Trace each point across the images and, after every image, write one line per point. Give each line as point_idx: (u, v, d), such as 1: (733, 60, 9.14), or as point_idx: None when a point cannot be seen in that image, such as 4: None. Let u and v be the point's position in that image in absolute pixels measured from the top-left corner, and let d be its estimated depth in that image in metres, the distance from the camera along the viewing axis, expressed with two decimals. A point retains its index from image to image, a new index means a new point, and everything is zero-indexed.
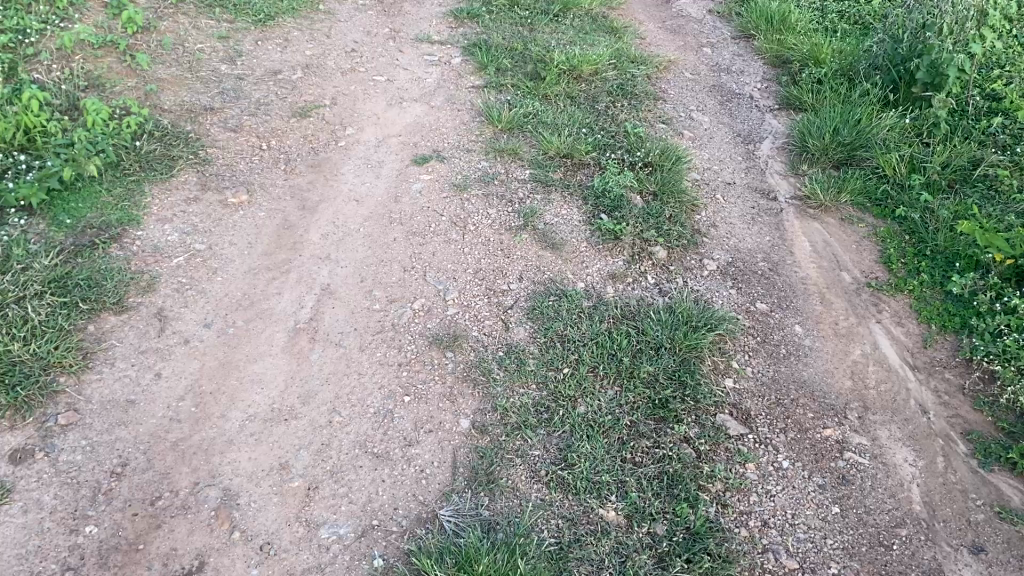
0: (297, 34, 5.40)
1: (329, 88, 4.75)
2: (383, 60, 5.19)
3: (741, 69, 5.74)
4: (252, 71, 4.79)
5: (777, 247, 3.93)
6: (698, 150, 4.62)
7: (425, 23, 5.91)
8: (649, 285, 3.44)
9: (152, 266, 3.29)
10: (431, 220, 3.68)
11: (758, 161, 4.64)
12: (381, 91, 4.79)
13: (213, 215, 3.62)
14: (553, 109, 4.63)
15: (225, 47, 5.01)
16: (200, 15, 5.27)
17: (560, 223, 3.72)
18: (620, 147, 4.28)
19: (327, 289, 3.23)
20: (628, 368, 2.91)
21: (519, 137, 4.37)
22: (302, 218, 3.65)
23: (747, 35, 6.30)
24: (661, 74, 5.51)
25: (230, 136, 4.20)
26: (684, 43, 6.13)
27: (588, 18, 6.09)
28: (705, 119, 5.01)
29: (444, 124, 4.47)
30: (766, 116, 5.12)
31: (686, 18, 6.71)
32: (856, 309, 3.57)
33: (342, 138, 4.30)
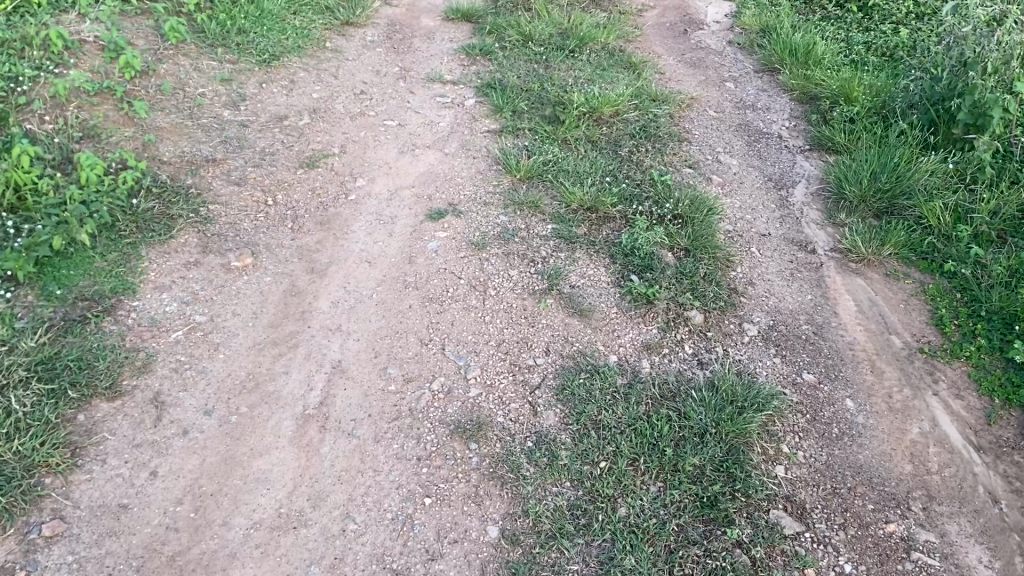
0: (303, 74, 5.18)
1: (337, 135, 4.52)
2: (393, 103, 4.97)
3: (767, 105, 5.50)
4: (256, 117, 4.56)
5: (819, 308, 3.66)
6: (729, 198, 4.36)
7: (436, 60, 5.69)
8: (687, 356, 3.17)
9: (148, 342, 3.03)
10: (449, 282, 3.41)
11: (793, 208, 4.39)
12: (393, 137, 4.56)
13: (215, 282, 3.37)
14: (574, 155, 4.38)
15: (227, 90, 4.79)
16: (202, 56, 5.05)
17: (587, 285, 3.43)
18: (647, 198, 4.02)
19: (337, 367, 2.96)
20: (671, 461, 2.65)
21: (539, 187, 4.10)
22: (310, 282, 3.39)
23: (770, 68, 6.05)
24: (684, 111, 5.25)
25: (233, 190, 3.96)
26: (705, 78, 5.89)
27: (604, 53, 5.86)
28: (733, 161, 4.75)
29: (459, 173, 4.23)
30: (797, 158, 4.87)
31: (706, 50, 6.48)
32: (910, 379, 3.30)
33: (353, 191, 4.05)
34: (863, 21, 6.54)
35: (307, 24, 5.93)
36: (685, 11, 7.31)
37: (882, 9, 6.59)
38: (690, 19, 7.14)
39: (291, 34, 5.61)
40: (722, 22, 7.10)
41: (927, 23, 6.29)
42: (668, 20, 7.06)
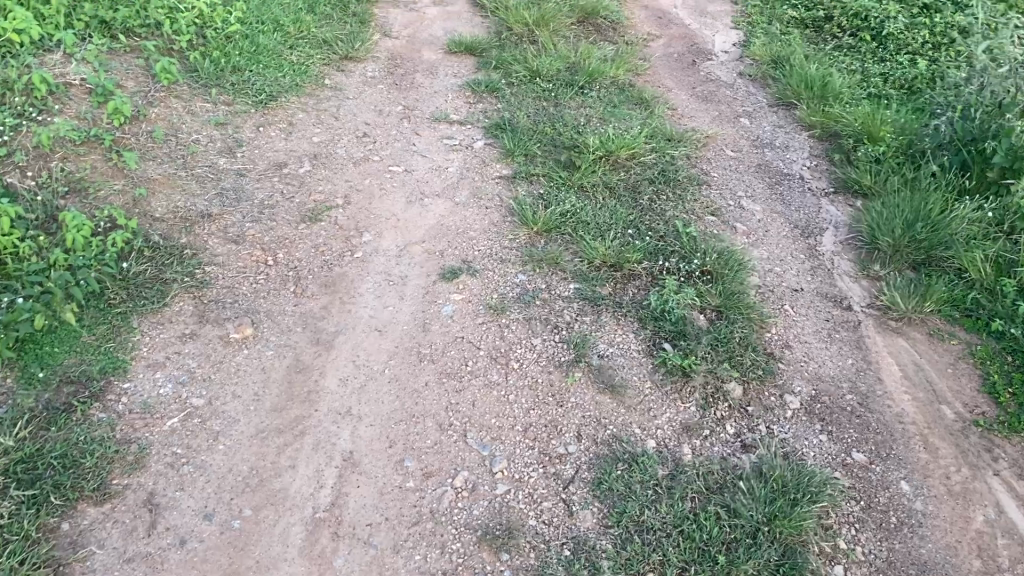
0: (301, 115, 4.93)
1: (340, 183, 4.27)
2: (397, 146, 4.71)
3: (786, 143, 5.27)
4: (253, 165, 4.31)
5: (863, 374, 3.41)
6: (756, 248, 4.11)
7: (440, 97, 5.45)
8: (729, 438, 2.91)
9: (141, 432, 2.76)
10: (467, 354, 3.13)
11: (823, 259, 4.15)
12: (399, 185, 4.31)
13: (212, 358, 3.10)
14: (592, 205, 4.14)
15: (222, 135, 4.53)
16: (195, 98, 4.81)
17: (617, 355, 3.16)
18: (674, 252, 3.76)
19: (349, 460, 2.71)
20: (722, 568, 2.43)
21: (558, 241, 3.84)
22: (316, 355, 3.12)
23: (787, 102, 5.83)
24: (701, 151, 5.01)
25: (230, 248, 3.70)
26: (719, 113, 5.67)
27: (615, 88, 5.63)
28: (757, 206, 4.50)
29: (472, 225, 3.97)
30: (822, 201, 4.64)
31: (717, 82, 6.26)
32: (968, 457, 3.07)
33: (358, 248, 3.78)
34: (879, 51, 6.34)
35: (304, 59, 5.73)
36: (693, 40, 7.11)
37: (898, 38, 6.39)
38: (699, 49, 6.93)
39: (288, 71, 5.37)
40: (731, 52, 6.90)
41: (946, 53, 6.09)
42: (676, 50, 6.85)
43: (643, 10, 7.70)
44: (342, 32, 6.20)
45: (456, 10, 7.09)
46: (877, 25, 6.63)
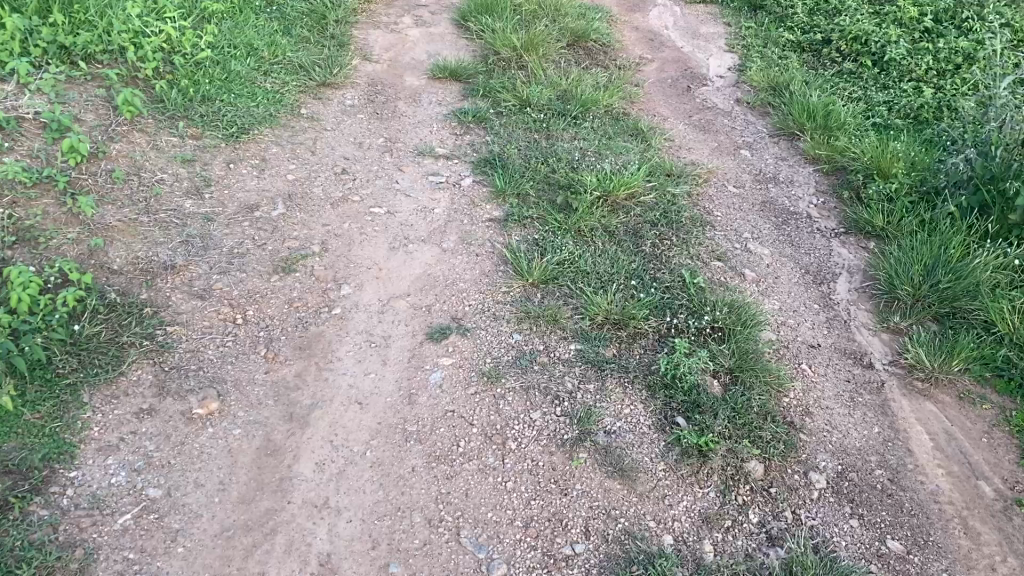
0: (275, 149, 4.61)
1: (317, 227, 3.94)
2: (379, 183, 4.40)
3: (790, 178, 5.00)
4: (223, 208, 3.98)
5: (891, 445, 3.11)
6: (766, 298, 3.82)
7: (425, 128, 5.15)
8: (753, 529, 2.62)
9: (87, 534, 2.42)
10: (459, 432, 2.82)
11: (838, 309, 3.86)
12: (382, 229, 3.99)
13: (173, 439, 2.77)
14: (591, 251, 3.84)
15: (189, 173, 4.20)
16: (161, 132, 4.48)
17: (624, 431, 2.86)
18: (681, 307, 3.46)
19: (327, 565, 2.41)
20: None
21: (555, 294, 3.53)
22: (288, 435, 2.81)
23: (788, 133, 5.56)
24: (702, 188, 4.73)
25: (195, 305, 3.37)
26: (718, 145, 5.41)
27: (608, 119, 5.36)
28: (765, 249, 4.21)
29: (461, 276, 3.65)
30: (833, 243, 4.36)
31: (714, 111, 5.99)
32: (1013, 543, 2.78)
33: (337, 303, 3.46)
34: (881, 77, 6.10)
35: (280, 86, 5.42)
36: (686, 65, 6.86)
37: (900, 64, 6.15)
38: (692, 74, 6.69)
39: (262, 100, 5.05)
40: (726, 77, 6.66)
41: (951, 80, 5.85)
42: (669, 76, 6.59)
43: (634, 32, 7.45)
44: (320, 57, 5.90)
45: (439, 32, 6.82)
46: (877, 49, 6.40)
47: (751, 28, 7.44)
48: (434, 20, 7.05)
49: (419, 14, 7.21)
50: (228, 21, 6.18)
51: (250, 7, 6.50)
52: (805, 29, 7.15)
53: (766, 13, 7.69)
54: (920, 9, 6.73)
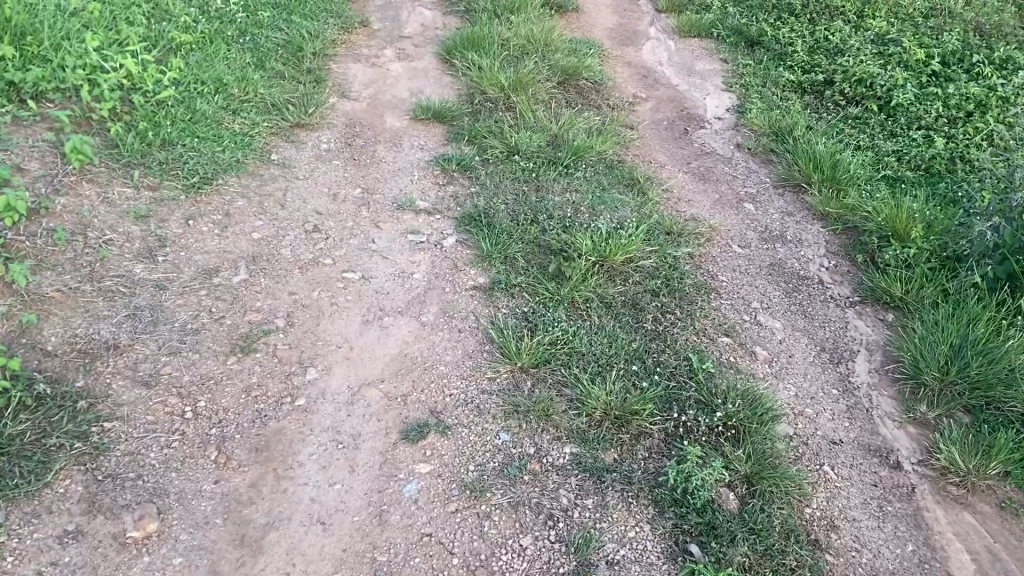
0: (239, 202, 4.21)
1: (283, 295, 3.55)
2: (354, 242, 4.02)
3: (799, 237, 4.66)
4: (178, 273, 3.59)
5: (927, 568, 2.76)
6: (779, 382, 3.46)
7: (405, 177, 4.80)
8: None
9: None
10: (436, 563, 2.46)
11: (859, 395, 3.50)
12: (355, 298, 3.59)
13: (100, 572, 2.37)
14: (588, 327, 3.45)
15: (141, 232, 3.80)
16: (113, 182, 4.09)
17: (629, 562, 2.51)
18: (690, 399, 3.08)
19: None
20: None
21: (548, 381, 3.13)
22: (238, 564, 2.42)
23: (793, 184, 5.24)
24: (705, 249, 4.37)
25: (139, 394, 2.95)
26: (719, 196, 5.07)
27: (602, 167, 5.02)
28: (777, 320, 3.86)
29: (442, 356, 3.25)
30: (848, 314, 4.01)
31: (713, 157, 5.66)
32: None
33: (300, 392, 3.04)
34: (888, 123, 5.79)
35: (249, 127, 5.04)
36: (681, 105, 6.55)
37: (908, 110, 5.86)
38: (688, 114, 6.38)
39: (229, 145, 4.68)
40: (724, 118, 6.34)
41: (963, 129, 5.57)
42: (664, 117, 6.27)
43: (625, 68, 7.15)
44: (294, 94, 5.55)
45: (423, 67, 6.49)
46: (883, 93, 6.10)
47: (749, 66, 7.15)
48: (417, 54, 6.72)
49: (402, 47, 6.89)
50: (198, 54, 5.84)
51: (222, 39, 6.23)
52: (805, 69, 6.86)
53: (764, 50, 7.42)
54: (926, 52, 6.47)
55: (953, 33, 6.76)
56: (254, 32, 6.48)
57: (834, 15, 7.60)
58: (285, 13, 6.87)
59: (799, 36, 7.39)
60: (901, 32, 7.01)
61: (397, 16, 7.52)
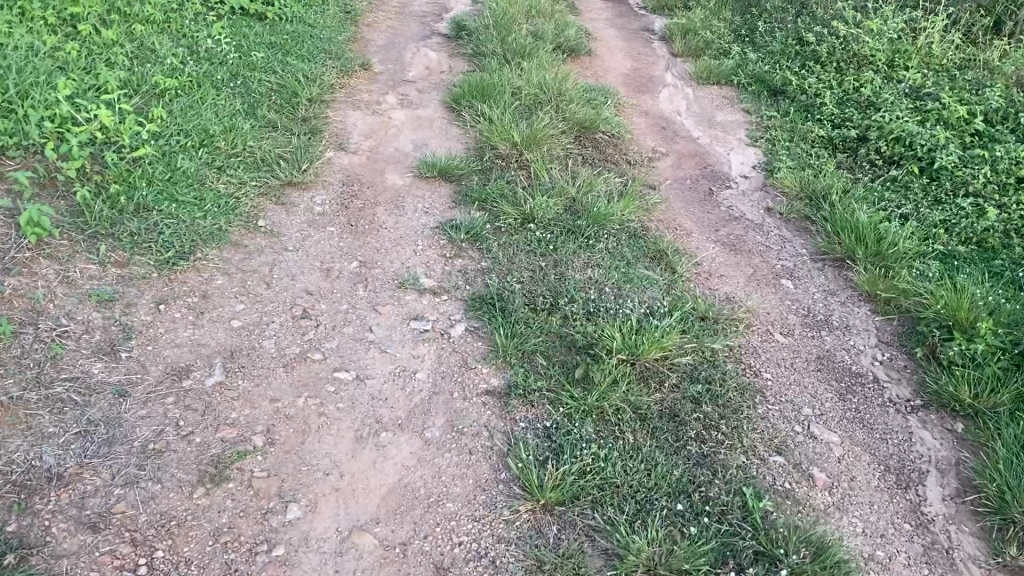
0: (219, 279, 3.73)
1: (263, 402, 3.04)
2: (349, 329, 3.51)
3: (847, 323, 4.17)
4: (143, 373, 3.08)
5: None
6: (843, 516, 2.96)
7: (407, 246, 4.30)
8: None
9: None
10: None
11: (935, 532, 3.00)
12: (349, 404, 3.08)
13: None
14: (621, 446, 2.94)
15: (103, 321, 3.30)
16: (75, 258, 3.61)
17: None
18: (749, 550, 2.61)
19: None
20: None
21: (577, 526, 2.65)
22: None
23: (834, 258, 4.76)
24: (744, 338, 3.88)
25: (83, 542, 2.44)
26: (754, 271, 4.59)
27: (625, 237, 4.55)
28: (834, 433, 3.37)
29: (450, 489, 2.76)
30: (912, 423, 3.51)
31: (743, 222, 5.19)
32: None
33: (280, 539, 2.55)
34: (932, 188, 5.34)
35: (236, 187, 4.56)
36: (704, 160, 6.10)
37: (953, 174, 5.41)
38: (712, 172, 5.91)
39: (212, 210, 4.20)
40: (751, 176, 5.87)
41: (1016, 198, 5.11)
42: (687, 175, 5.81)
43: (643, 118, 6.71)
44: (287, 148, 5.09)
45: (427, 116, 6.05)
46: (925, 154, 5.64)
47: (775, 118, 6.71)
48: (422, 101, 6.29)
49: (405, 92, 6.46)
50: (183, 100, 5.38)
51: (210, 82, 5.80)
52: (836, 122, 6.43)
53: (789, 101, 6.99)
54: (969, 108, 6.03)
55: (996, 88, 6.32)
56: (246, 76, 6.05)
57: (863, 63, 7.17)
58: (280, 55, 6.51)
59: (827, 87, 6.94)
60: (937, 85, 6.58)
61: (400, 59, 7.11)
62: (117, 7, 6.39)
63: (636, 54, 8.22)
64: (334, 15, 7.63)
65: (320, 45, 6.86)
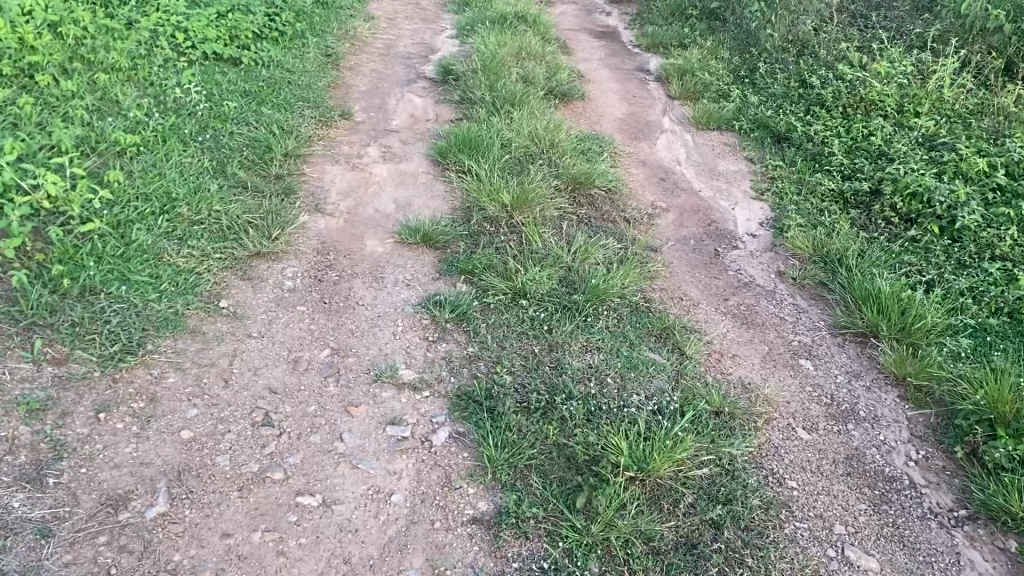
0: (172, 376, 3.30)
1: (213, 539, 2.62)
2: (317, 438, 3.08)
3: (876, 414, 3.76)
4: (73, 503, 2.65)
5: None
6: None
7: (387, 326, 3.87)
8: None
9: None
10: None
11: None
12: (313, 539, 2.66)
13: None
14: None
15: (31, 435, 2.87)
16: (5, 357, 3.19)
17: None
18: None
19: None
20: None
21: None
22: None
23: (856, 332, 4.36)
24: (762, 437, 3.47)
25: None
26: (769, 350, 4.18)
27: (628, 311, 4.14)
28: (871, 557, 2.96)
29: None
30: (959, 541, 3.11)
31: (753, 289, 4.79)
32: None
33: None
34: (955, 250, 4.97)
35: (197, 262, 4.13)
36: (708, 216, 5.71)
37: (976, 234, 5.04)
38: (717, 230, 5.52)
39: (168, 292, 3.79)
40: (759, 235, 5.48)
41: None
42: (690, 233, 5.41)
43: (641, 168, 6.35)
44: (257, 212, 4.68)
45: (412, 171, 5.66)
46: (944, 211, 5.27)
47: (780, 168, 6.35)
48: (405, 154, 5.91)
49: (388, 144, 6.07)
50: (145, 158, 4.98)
51: (176, 136, 5.40)
52: (846, 174, 6.07)
53: (794, 148, 6.64)
54: (988, 160, 5.68)
55: (1015, 138, 5.97)
56: (216, 128, 5.65)
57: (871, 108, 6.84)
58: (255, 104, 6.12)
59: (834, 134, 6.59)
60: (951, 134, 6.24)
61: (384, 107, 6.75)
62: (80, 53, 6.00)
63: (631, 97, 7.87)
64: (314, 58, 7.26)
65: (298, 92, 6.48)
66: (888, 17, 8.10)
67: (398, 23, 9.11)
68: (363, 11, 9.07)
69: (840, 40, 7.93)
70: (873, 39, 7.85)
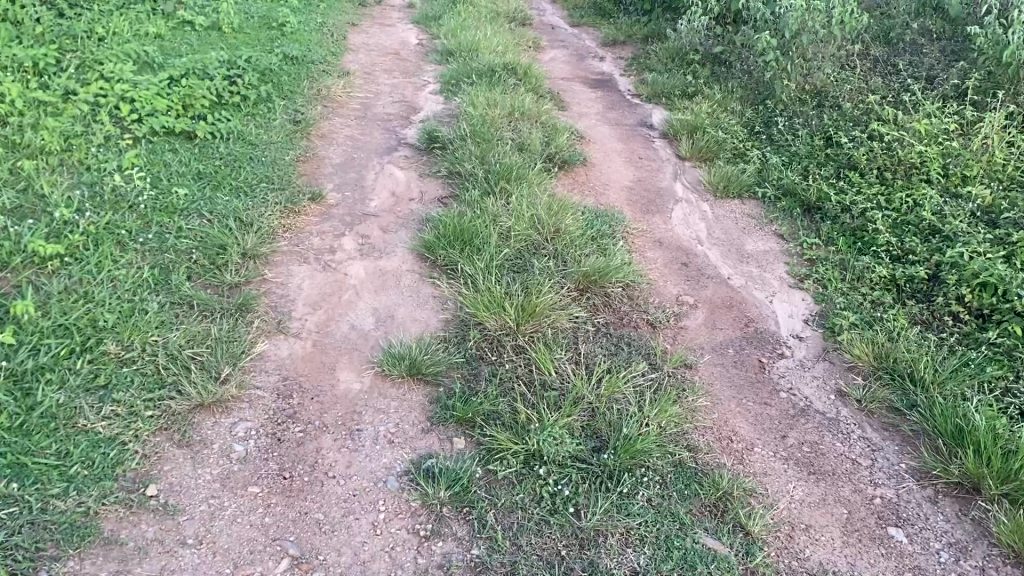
0: None
1: None
2: None
3: None
4: None
5: None
6: None
7: (366, 514, 2.99)
8: None
9: None
10: None
11: None
12: None
13: None
14: None
15: None
16: None
17: None
18: None
19: None
20: None
21: None
22: None
23: (951, 482, 3.50)
24: None
25: None
26: (848, 514, 3.32)
27: (670, 470, 3.28)
28: None
29: None
30: None
31: (813, 417, 3.93)
32: None
33: None
34: None
35: (121, 425, 3.21)
36: (744, 313, 4.86)
37: None
38: (757, 332, 4.67)
39: (76, 479, 2.91)
40: (807, 336, 4.64)
41: None
42: (726, 336, 4.57)
43: (658, 251, 5.51)
44: (203, 341, 3.79)
45: (393, 268, 4.81)
46: None
47: (818, 249, 5.54)
48: (386, 246, 5.06)
49: (366, 233, 5.22)
50: (69, 274, 4.11)
51: (111, 236, 4.51)
52: (895, 255, 5.25)
53: (830, 221, 5.82)
54: None
55: None
56: (162, 224, 4.76)
57: (913, 171, 6.03)
58: (209, 189, 5.26)
59: (875, 203, 5.78)
60: (1012, 206, 5.46)
61: (360, 184, 5.90)
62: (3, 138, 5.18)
63: (637, 159, 7.06)
64: (281, 125, 6.41)
65: (260, 171, 5.61)
66: (916, 64, 7.37)
67: (376, 78, 8.28)
68: (337, 66, 8.24)
69: (867, 91, 7.18)
70: (903, 89, 7.10)
